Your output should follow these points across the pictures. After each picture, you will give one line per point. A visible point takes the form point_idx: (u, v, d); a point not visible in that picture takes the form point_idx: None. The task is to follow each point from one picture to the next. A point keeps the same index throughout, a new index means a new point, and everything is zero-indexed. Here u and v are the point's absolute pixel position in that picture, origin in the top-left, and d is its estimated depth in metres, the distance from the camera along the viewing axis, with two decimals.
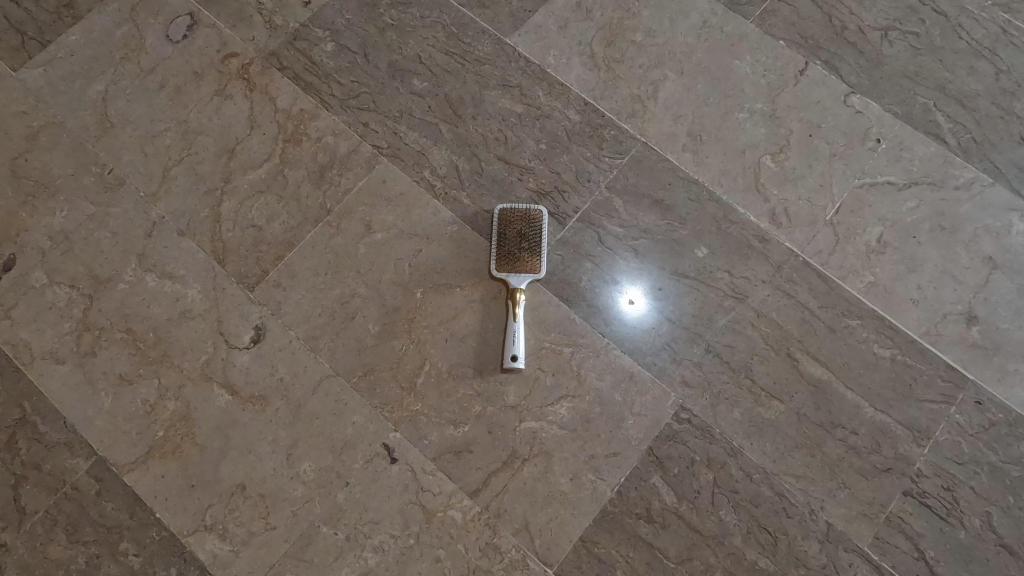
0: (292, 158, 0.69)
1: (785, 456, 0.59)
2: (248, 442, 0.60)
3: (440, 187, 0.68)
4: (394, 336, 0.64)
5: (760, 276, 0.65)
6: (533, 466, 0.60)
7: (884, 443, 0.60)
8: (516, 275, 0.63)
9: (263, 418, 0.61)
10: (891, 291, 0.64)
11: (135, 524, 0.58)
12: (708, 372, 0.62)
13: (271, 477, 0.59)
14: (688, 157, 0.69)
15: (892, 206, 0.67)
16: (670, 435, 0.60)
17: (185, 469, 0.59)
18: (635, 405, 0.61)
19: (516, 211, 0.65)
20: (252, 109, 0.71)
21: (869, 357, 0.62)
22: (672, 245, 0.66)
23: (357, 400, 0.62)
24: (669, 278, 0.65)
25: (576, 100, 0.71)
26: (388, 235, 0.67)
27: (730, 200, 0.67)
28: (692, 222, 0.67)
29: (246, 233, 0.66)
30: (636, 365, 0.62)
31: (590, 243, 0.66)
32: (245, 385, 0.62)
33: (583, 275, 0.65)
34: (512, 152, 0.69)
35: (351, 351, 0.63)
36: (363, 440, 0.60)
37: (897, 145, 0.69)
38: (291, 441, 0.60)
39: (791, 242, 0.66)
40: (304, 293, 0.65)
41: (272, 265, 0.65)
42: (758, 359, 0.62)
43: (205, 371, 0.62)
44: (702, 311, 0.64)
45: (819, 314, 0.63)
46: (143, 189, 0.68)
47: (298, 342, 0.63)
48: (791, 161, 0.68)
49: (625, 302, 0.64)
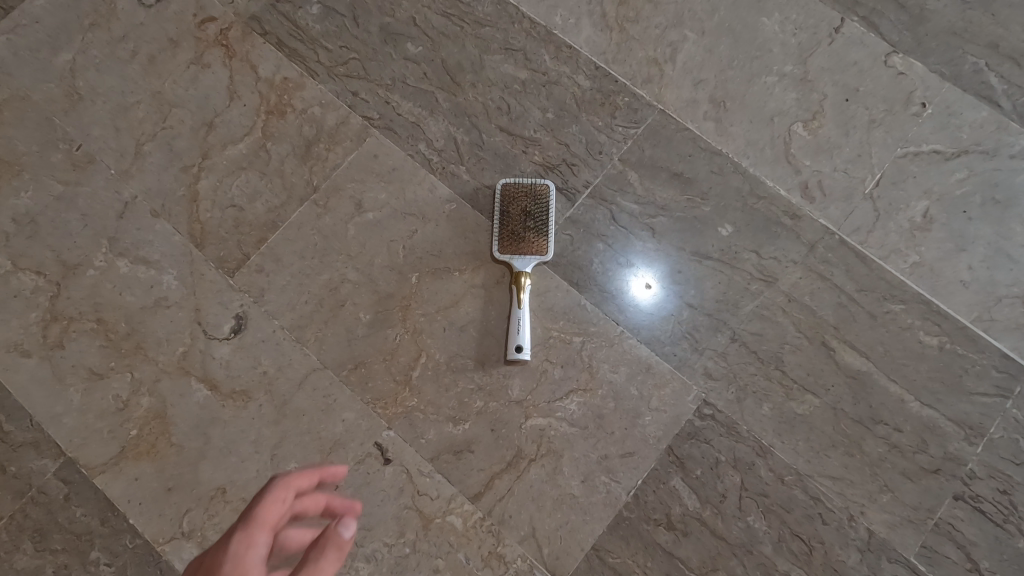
0: (275, 132, 0.63)
1: (820, 455, 0.53)
2: (228, 442, 0.55)
3: (437, 161, 0.62)
4: (388, 325, 0.58)
5: (790, 256, 0.58)
6: (540, 467, 0.54)
7: (933, 442, 0.53)
8: (520, 257, 0.58)
9: (244, 416, 0.56)
10: (938, 273, 0.57)
11: (107, 531, 0.53)
12: (733, 363, 0.56)
13: (253, 480, 0.54)
14: (711, 126, 0.62)
15: (938, 177, 0.60)
16: (691, 433, 0.54)
17: (160, 471, 0.55)
18: (652, 400, 0.55)
19: (520, 186, 0.59)
20: (232, 79, 0.65)
21: (915, 346, 0.56)
22: (692, 223, 0.60)
23: (347, 395, 0.56)
24: (689, 259, 0.59)
25: (586, 65, 0.64)
26: (380, 214, 0.61)
27: (757, 172, 0.61)
28: (715, 197, 0.60)
29: (226, 214, 0.61)
30: (653, 355, 0.56)
31: (602, 222, 0.60)
32: (225, 380, 0.57)
33: (594, 257, 0.59)
34: (516, 123, 0.63)
35: (340, 342, 0.58)
36: (354, 440, 0.55)
37: (944, 109, 0.62)
38: (275, 440, 0.55)
39: (826, 218, 0.59)
40: (288, 279, 0.59)
41: (254, 249, 0.60)
42: (789, 349, 0.56)
43: (182, 365, 0.57)
44: (726, 295, 0.58)
45: (858, 299, 0.57)
46: (114, 167, 0.62)
47: (282, 332, 0.58)
48: (825, 128, 0.62)
49: (643, 287, 0.58)
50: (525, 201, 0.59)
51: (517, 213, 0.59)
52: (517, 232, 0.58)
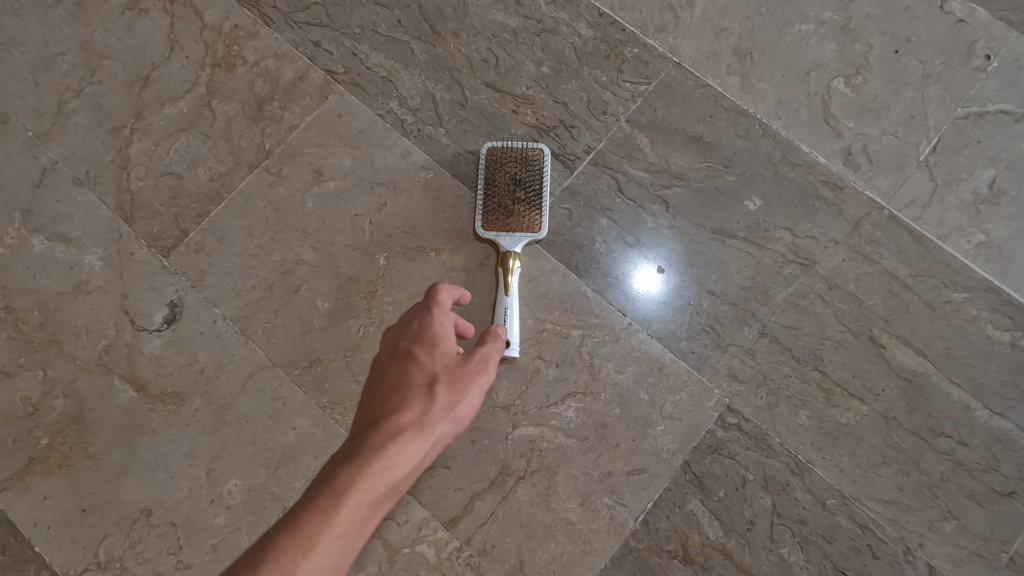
0: (222, 88, 0.54)
1: (869, 475, 0.44)
2: (157, 454, 0.46)
3: (412, 123, 0.53)
4: (350, 316, 0.49)
5: (831, 235, 0.49)
6: (530, 487, 0.45)
7: (1006, 459, 0.44)
8: (509, 236, 0.48)
9: (177, 422, 0.47)
10: (1009, 255, 0.48)
11: (10, 560, 0.44)
12: (763, 362, 0.47)
13: (186, 500, 0.45)
14: (735, 82, 0.53)
15: (1007, 142, 0.50)
16: (713, 446, 0.45)
17: (74, 489, 0.46)
18: (666, 407, 0.46)
19: (509, 150, 0.49)
20: (172, 26, 0.55)
21: (983, 342, 0.46)
22: (714, 195, 0.50)
23: (299, 399, 0.47)
24: (710, 238, 0.49)
25: (588, 10, 0.54)
26: (343, 185, 0.51)
27: (790, 136, 0.51)
28: (740, 165, 0.51)
29: (162, 184, 0.52)
30: (666, 352, 0.47)
31: (606, 194, 0.51)
32: (156, 379, 0.48)
33: (597, 235, 0.50)
34: (505, 77, 0.53)
35: (293, 336, 0.48)
36: (307, 452, 0.46)
37: (1013, 62, 0.51)
38: (213, 452, 0.46)
39: (873, 190, 0.50)
40: (234, 260, 0.50)
41: (193, 225, 0.51)
42: (830, 345, 0.47)
43: (104, 361, 0.48)
44: (755, 281, 0.48)
45: (913, 286, 0.48)
46: (32, 127, 0.53)
47: (225, 324, 0.49)
48: (871, 84, 0.52)
49: (656, 271, 0.49)
50: (514, 168, 0.49)
51: (504, 183, 0.48)
52: (505, 206, 0.48)
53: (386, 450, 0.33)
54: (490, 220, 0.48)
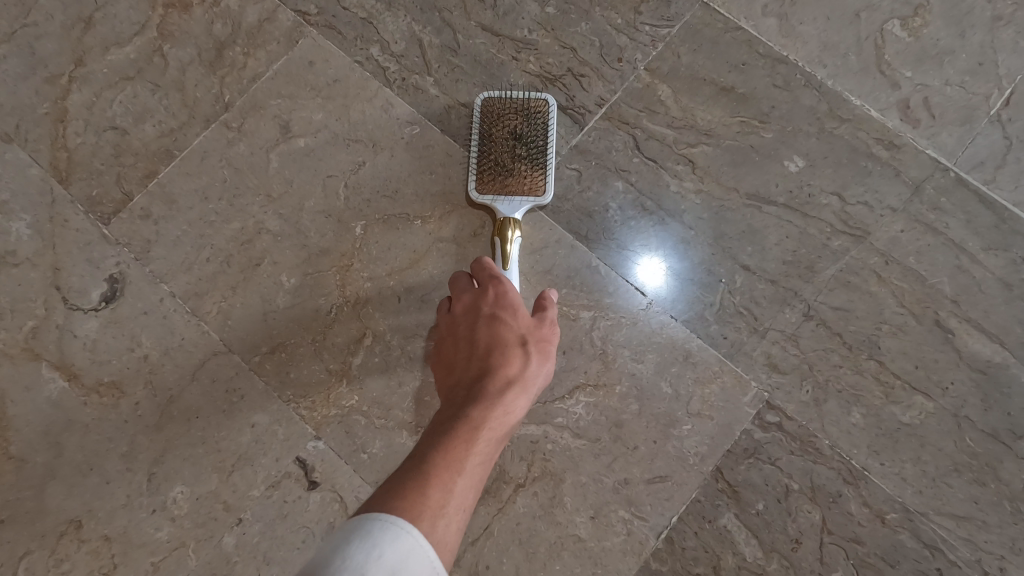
0: (175, 30, 0.46)
1: (937, 485, 0.37)
2: (90, 455, 0.39)
3: (395, 71, 0.45)
4: (321, 294, 0.42)
5: (888, 201, 0.41)
6: (531, 497, 0.38)
7: None
8: (507, 200, 0.40)
9: (115, 418, 0.40)
10: None
11: None
12: (808, 350, 0.39)
13: (123, 510, 0.38)
14: (772, 24, 0.45)
15: None
16: (750, 450, 0.38)
17: None
18: (694, 402, 0.39)
19: (507, 100, 0.41)
20: None
21: None
22: (748, 154, 0.43)
23: (260, 391, 0.40)
24: (744, 204, 0.42)
25: None
26: (314, 143, 0.44)
27: (837, 87, 0.44)
28: (778, 121, 0.43)
29: (104, 141, 0.44)
30: (694, 338, 0.40)
31: (622, 153, 0.43)
32: (91, 367, 0.40)
33: (611, 201, 0.42)
34: (504, 18, 0.46)
35: (254, 317, 0.41)
36: (268, 454, 0.39)
37: None
38: (157, 453, 0.39)
39: (936, 149, 0.42)
40: (185, 229, 0.43)
41: (139, 188, 0.43)
42: (888, 330, 0.39)
43: (30, 346, 0.41)
44: (798, 255, 0.41)
45: (986, 261, 0.40)
46: None
47: (174, 303, 0.42)
48: (934, 25, 0.44)
49: (680, 246, 0.41)
50: (512, 121, 0.41)
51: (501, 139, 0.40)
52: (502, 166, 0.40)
53: (506, 393, 0.31)
54: (484, 183, 0.40)
